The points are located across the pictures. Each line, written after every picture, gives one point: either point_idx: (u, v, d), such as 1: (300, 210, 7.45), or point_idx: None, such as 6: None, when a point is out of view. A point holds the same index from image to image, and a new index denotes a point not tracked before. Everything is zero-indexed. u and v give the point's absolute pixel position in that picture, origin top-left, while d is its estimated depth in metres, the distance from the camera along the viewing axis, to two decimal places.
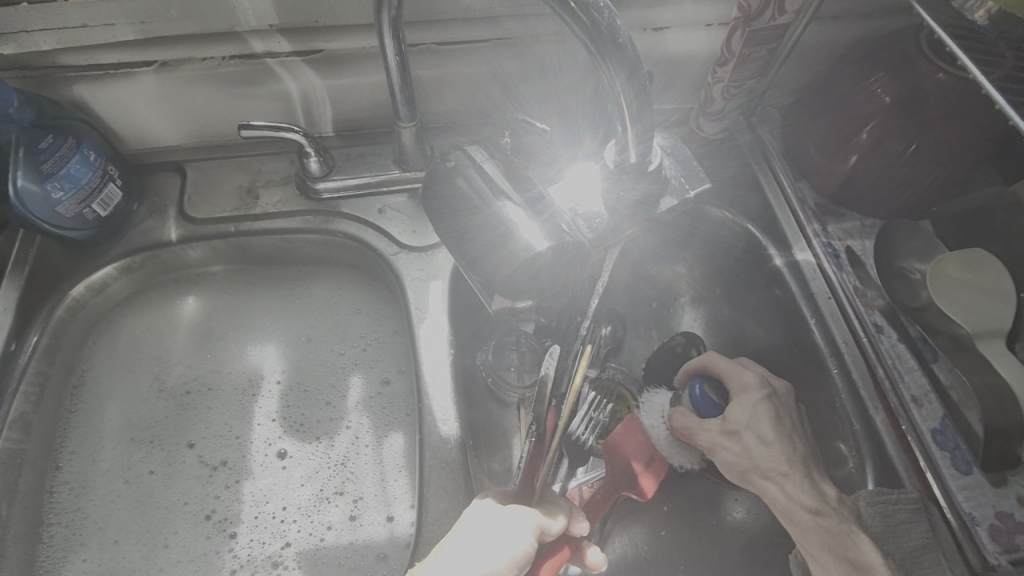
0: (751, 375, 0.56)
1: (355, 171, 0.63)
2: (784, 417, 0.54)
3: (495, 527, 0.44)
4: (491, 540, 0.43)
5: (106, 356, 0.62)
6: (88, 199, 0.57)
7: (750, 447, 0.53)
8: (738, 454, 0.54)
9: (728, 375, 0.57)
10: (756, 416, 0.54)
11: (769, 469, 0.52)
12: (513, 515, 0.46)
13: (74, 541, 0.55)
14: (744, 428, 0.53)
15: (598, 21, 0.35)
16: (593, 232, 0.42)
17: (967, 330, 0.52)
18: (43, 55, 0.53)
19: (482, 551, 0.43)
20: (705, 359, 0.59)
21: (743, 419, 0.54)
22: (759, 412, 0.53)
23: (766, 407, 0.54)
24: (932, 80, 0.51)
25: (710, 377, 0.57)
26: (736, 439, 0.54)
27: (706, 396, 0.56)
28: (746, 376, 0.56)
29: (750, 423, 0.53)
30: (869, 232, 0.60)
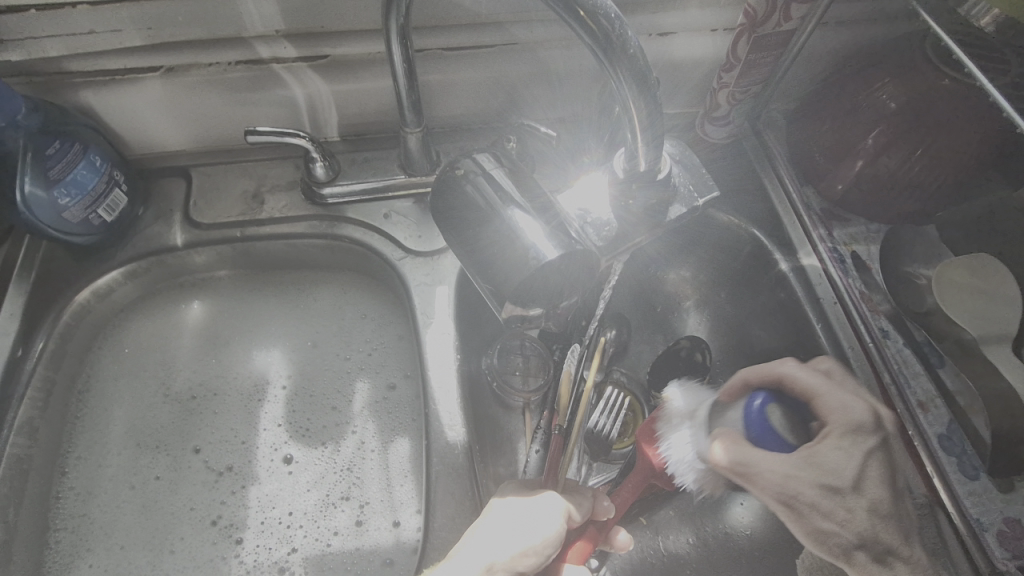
0: (861, 413, 0.43)
1: (360, 177, 0.64)
2: (897, 471, 0.44)
3: (520, 517, 0.45)
4: (517, 531, 0.45)
5: (111, 361, 0.62)
6: (94, 205, 0.57)
7: (854, 508, 0.42)
8: (842, 521, 0.42)
9: (824, 405, 0.43)
10: (866, 468, 0.42)
11: (883, 548, 0.42)
12: (539, 505, 0.47)
13: (80, 547, 0.55)
14: (853, 486, 0.41)
15: (607, 31, 0.35)
16: (602, 241, 0.43)
17: (972, 335, 0.52)
18: (50, 61, 0.53)
19: (508, 540, 0.44)
20: (783, 373, 0.45)
21: (841, 469, 0.41)
22: (870, 467, 0.42)
23: (878, 455, 0.43)
24: (937, 86, 0.51)
25: (787, 396, 0.43)
26: (836, 497, 0.41)
27: (766, 418, 0.42)
28: (852, 412, 0.43)
29: (858, 474, 0.41)
30: (874, 237, 0.60)
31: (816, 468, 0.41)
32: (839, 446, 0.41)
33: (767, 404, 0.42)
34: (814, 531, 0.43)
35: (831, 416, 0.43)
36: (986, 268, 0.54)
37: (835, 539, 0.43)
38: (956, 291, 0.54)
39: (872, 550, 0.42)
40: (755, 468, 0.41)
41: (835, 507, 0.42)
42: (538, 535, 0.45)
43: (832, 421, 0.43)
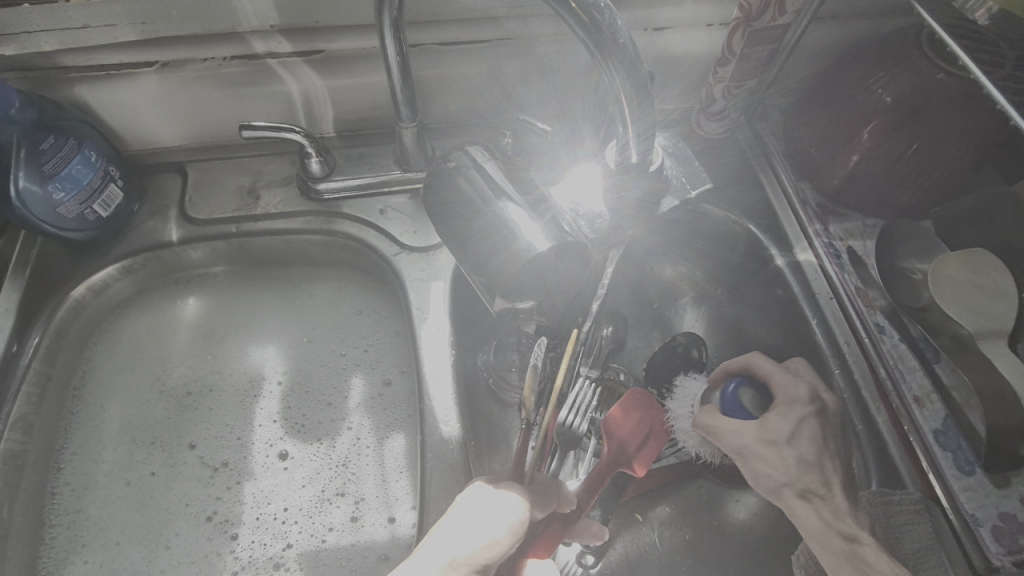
0: (801, 390, 0.52)
1: (356, 172, 0.63)
2: (829, 437, 0.51)
3: (487, 508, 0.45)
4: (478, 521, 0.44)
5: (107, 357, 0.62)
6: (89, 200, 0.57)
7: (785, 456, 0.50)
8: (775, 466, 0.50)
9: (777, 386, 0.53)
10: (799, 429, 0.50)
11: (807, 486, 0.49)
12: (503, 494, 0.47)
13: (75, 542, 0.55)
14: (787, 441, 0.50)
15: (598, 22, 0.34)
16: (594, 233, 0.42)
17: (967, 330, 0.52)
18: (44, 56, 0.53)
19: (468, 530, 0.44)
20: (749, 361, 0.55)
21: (782, 428, 0.51)
22: (804, 429, 0.50)
23: (812, 420, 0.51)
24: (933, 80, 0.51)
25: (754, 380, 0.54)
26: (774, 449, 0.50)
27: (737, 397, 0.53)
28: (795, 390, 0.52)
29: (792, 432, 0.50)
30: (870, 232, 0.60)
31: (763, 428, 0.51)
32: (783, 413, 0.51)
33: (738, 385, 0.54)
34: (757, 477, 0.50)
35: (783, 391, 0.53)
36: (983, 264, 0.54)
37: (770, 481, 0.50)
38: (952, 286, 0.53)
39: (793, 488, 0.49)
40: (721, 428, 0.52)
41: (766, 454, 0.50)
42: (499, 523, 0.45)
43: (780, 396, 0.52)
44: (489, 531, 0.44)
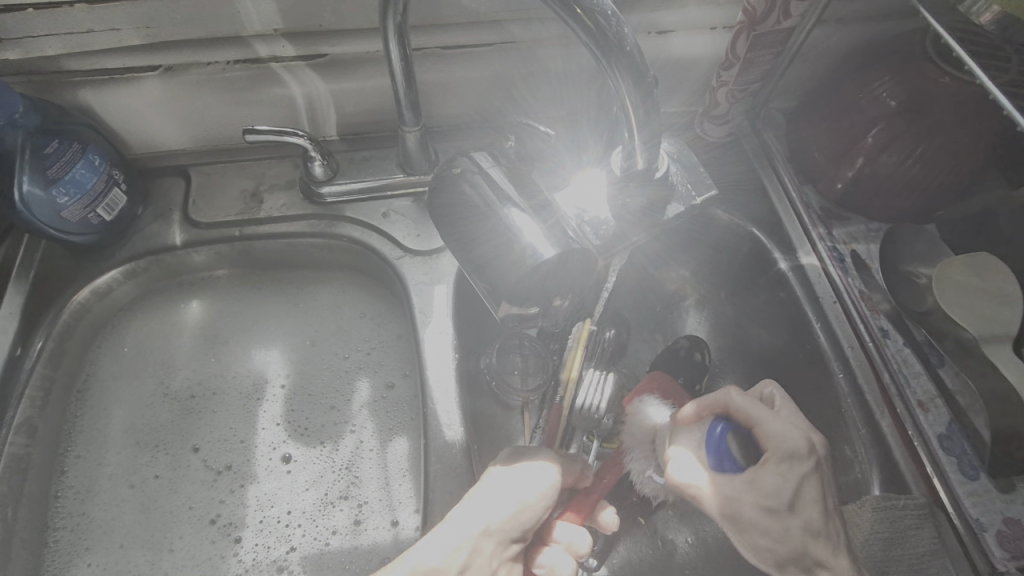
0: (796, 440, 0.44)
1: (359, 175, 0.64)
2: (829, 492, 0.44)
3: (515, 483, 0.48)
4: (507, 489, 0.47)
5: (110, 360, 0.62)
6: (93, 204, 0.57)
7: (790, 527, 0.42)
8: (777, 537, 0.42)
9: (762, 432, 0.45)
10: (802, 490, 0.43)
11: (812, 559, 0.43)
12: (531, 461, 0.50)
13: (79, 546, 0.55)
14: (788, 507, 0.42)
15: (604, 28, 0.34)
16: (598, 239, 0.42)
17: (971, 334, 0.52)
18: (48, 60, 0.53)
19: (496, 495, 0.47)
20: (726, 400, 0.47)
21: (783, 491, 0.42)
22: (807, 487, 0.43)
23: (812, 475, 0.44)
24: (938, 84, 0.51)
25: (735, 424, 0.46)
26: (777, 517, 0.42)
27: (724, 441, 0.45)
28: (791, 439, 0.44)
29: (795, 495, 0.43)
30: (874, 236, 0.60)
31: (756, 492, 0.43)
32: (777, 471, 0.43)
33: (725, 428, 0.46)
34: (753, 545, 0.43)
35: (770, 442, 0.44)
36: (987, 268, 0.54)
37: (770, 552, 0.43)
38: (957, 291, 0.54)
39: (799, 563, 0.43)
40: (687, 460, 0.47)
41: (773, 523, 0.42)
42: (530, 489, 0.48)
43: (772, 447, 0.44)
44: (521, 497, 0.47)
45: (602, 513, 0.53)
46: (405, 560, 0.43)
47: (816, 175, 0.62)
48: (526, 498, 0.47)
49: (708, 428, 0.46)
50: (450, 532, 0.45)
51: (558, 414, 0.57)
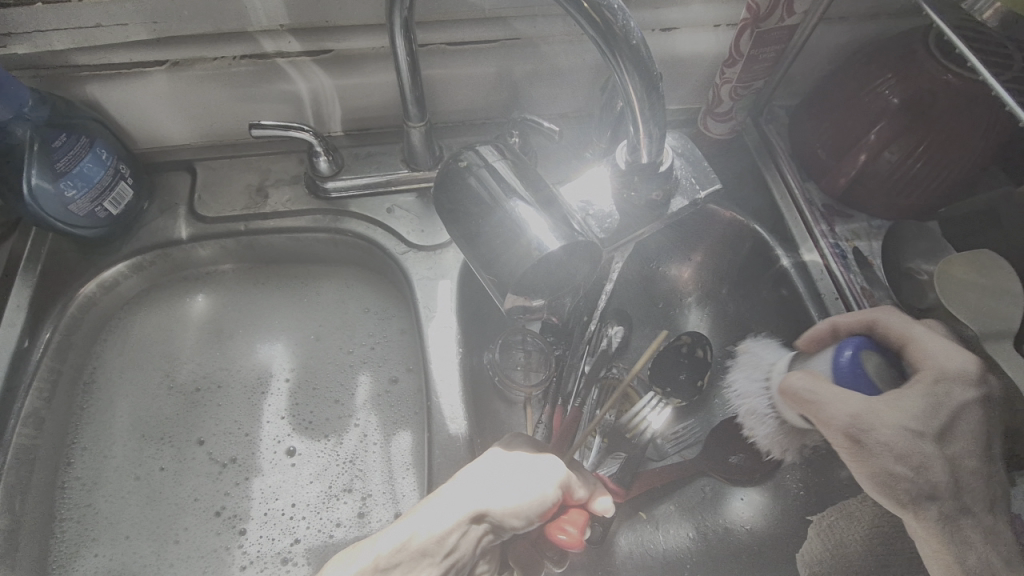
0: (964, 363, 0.45)
1: (363, 171, 0.64)
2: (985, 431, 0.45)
3: (523, 474, 0.48)
4: (505, 481, 0.47)
5: (117, 353, 0.63)
6: (100, 198, 0.57)
7: (932, 455, 0.43)
8: (917, 463, 0.43)
9: (914, 351, 0.46)
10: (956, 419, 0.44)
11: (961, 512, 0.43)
12: (540, 460, 0.50)
13: (85, 536, 0.55)
14: (934, 432, 0.43)
15: (610, 22, 0.35)
16: (604, 232, 0.42)
17: (972, 330, 0.52)
18: (56, 55, 0.54)
19: (493, 484, 0.47)
20: (874, 319, 0.48)
21: (931, 415, 0.43)
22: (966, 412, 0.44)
23: (971, 406, 0.44)
24: (940, 80, 0.51)
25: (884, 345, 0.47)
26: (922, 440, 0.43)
27: (858, 365, 0.44)
28: (953, 363, 0.45)
29: (949, 422, 0.44)
30: (877, 233, 0.61)
31: (900, 408, 0.43)
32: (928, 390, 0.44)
33: (863, 348, 0.45)
34: (881, 470, 0.43)
35: (926, 361, 0.45)
36: (989, 264, 0.54)
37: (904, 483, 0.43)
38: (962, 286, 0.54)
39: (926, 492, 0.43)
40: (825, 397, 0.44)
41: (912, 449, 0.43)
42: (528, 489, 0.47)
43: (928, 366, 0.45)
44: (516, 492, 0.47)
45: (596, 500, 0.51)
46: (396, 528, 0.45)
47: (818, 172, 0.62)
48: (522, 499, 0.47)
49: (834, 354, 0.45)
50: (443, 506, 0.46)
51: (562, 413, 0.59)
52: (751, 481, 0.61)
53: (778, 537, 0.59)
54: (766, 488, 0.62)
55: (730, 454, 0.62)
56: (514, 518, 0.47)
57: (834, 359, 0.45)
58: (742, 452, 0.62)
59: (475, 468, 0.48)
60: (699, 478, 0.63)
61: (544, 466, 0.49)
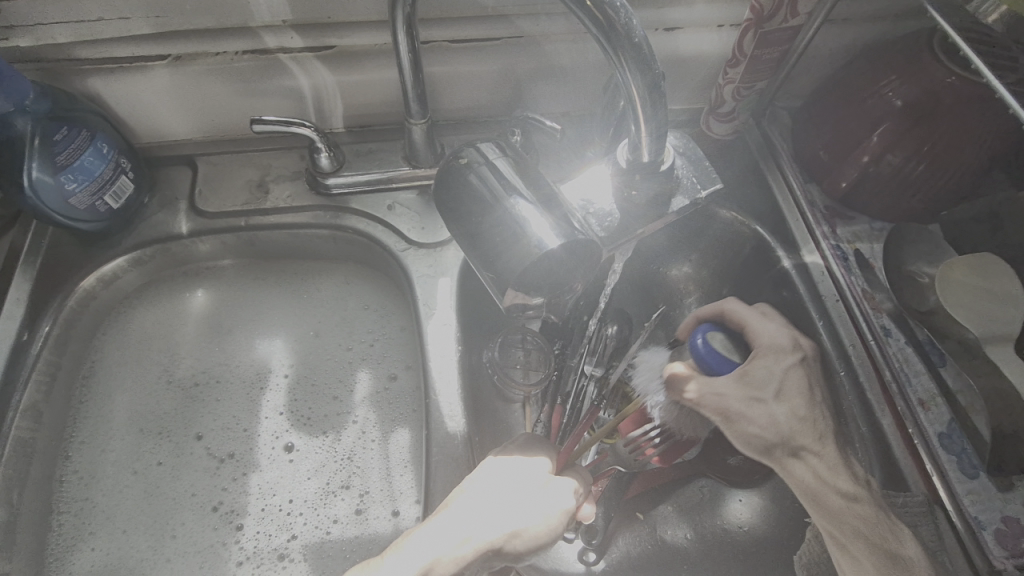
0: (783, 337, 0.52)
1: (365, 167, 0.64)
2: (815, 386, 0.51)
3: (541, 494, 0.48)
4: (512, 513, 0.46)
5: (116, 347, 0.63)
6: (101, 191, 0.57)
7: (777, 415, 0.49)
8: (764, 423, 0.49)
9: (753, 332, 0.53)
10: (784, 383, 0.50)
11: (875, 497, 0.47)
12: (551, 484, 0.49)
13: (83, 530, 0.55)
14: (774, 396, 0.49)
15: (613, 20, 0.35)
16: (604, 230, 0.42)
17: (973, 334, 0.52)
18: (58, 48, 0.54)
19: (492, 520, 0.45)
20: (722, 306, 0.55)
21: (767, 382, 0.50)
22: (789, 378, 0.50)
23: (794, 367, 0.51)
24: (944, 83, 0.51)
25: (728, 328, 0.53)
26: (760, 406, 0.49)
27: (709, 346, 0.50)
28: (773, 338, 0.52)
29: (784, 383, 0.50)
30: (877, 235, 0.60)
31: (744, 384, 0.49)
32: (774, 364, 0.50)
33: (708, 331, 0.50)
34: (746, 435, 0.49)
35: (759, 336, 0.52)
36: (991, 268, 0.54)
37: (757, 439, 0.49)
38: (962, 291, 0.54)
39: (784, 447, 0.49)
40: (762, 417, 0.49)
41: (763, 413, 0.49)
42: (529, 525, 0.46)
43: (760, 344, 0.52)
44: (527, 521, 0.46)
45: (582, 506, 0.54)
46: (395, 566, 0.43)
47: (819, 172, 0.62)
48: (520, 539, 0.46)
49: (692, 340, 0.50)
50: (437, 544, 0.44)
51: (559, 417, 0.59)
52: (749, 483, 0.62)
53: (775, 538, 0.60)
54: (763, 489, 0.62)
55: (728, 455, 0.61)
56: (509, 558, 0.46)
57: (692, 343, 0.50)
58: (740, 453, 0.61)
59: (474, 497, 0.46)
60: (697, 479, 0.63)
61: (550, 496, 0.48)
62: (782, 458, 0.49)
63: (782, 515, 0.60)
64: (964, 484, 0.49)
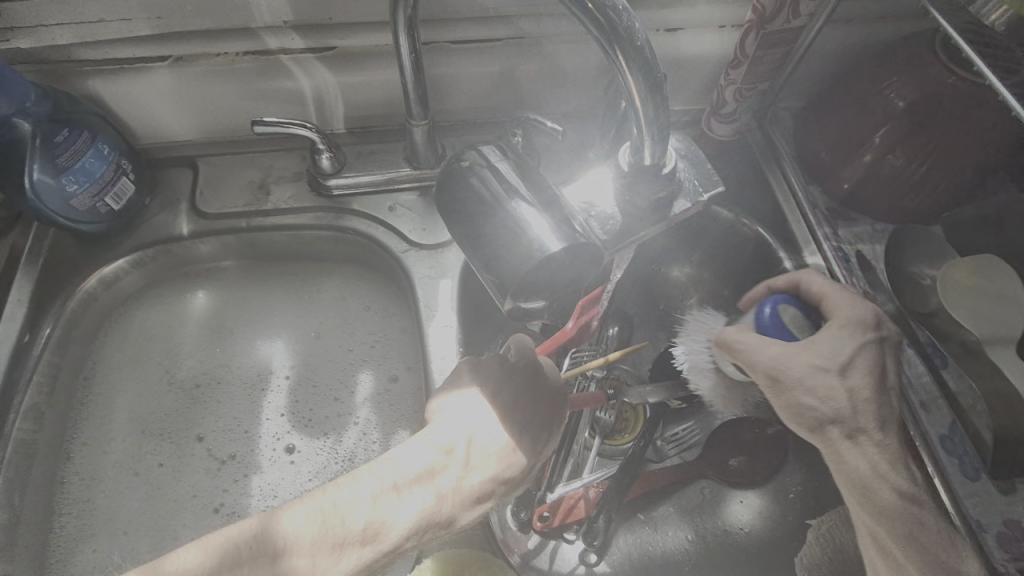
0: (864, 312, 0.46)
1: (366, 169, 0.64)
2: (888, 371, 0.46)
3: (492, 436, 0.50)
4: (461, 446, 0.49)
5: (117, 349, 0.63)
6: (102, 193, 0.57)
7: (835, 386, 0.44)
8: (823, 397, 0.44)
9: (832, 305, 0.47)
10: (857, 355, 0.44)
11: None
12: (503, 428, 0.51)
13: (84, 531, 0.55)
14: (839, 367, 0.44)
15: (615, 23, 0.35)
16: (606, 234, 0.41)
17: (976, 335, 0.53)
18: (59, 50, 0.53)
19: (457, 440, 0.49)
20: (797, 278, 0.49)
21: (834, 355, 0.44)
22: (861, 355, 0.44)
23: (868, 348, 0.45)
24: (947, 85, 0.50)
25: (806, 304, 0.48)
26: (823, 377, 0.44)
27: (778, 317, 0.45)
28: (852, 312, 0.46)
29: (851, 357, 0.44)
30: (879, 237, 0.60)
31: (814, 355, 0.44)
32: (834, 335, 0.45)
33: (779, 301, 0.46)
34: (794, 404, 0.44)
35: (839, 311, 0.46)
36: (994, 271, 0.54)
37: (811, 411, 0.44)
38: (962, 293, 0.54)
39: (840, 425, 0.44)
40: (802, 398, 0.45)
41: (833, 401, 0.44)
42: (479, 454, 0.50)
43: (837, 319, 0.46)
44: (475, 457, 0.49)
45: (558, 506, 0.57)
46: (383, 475, 0.46)
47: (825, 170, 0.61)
48: (497, 453, 0.50)
49: (756, 309, 0.46)
50: (415, 457, 0.48)
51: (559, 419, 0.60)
52: (750, 485, 0.62)
53: (776, 539, 0.60)
54: (764, 491, 0.62)
55: (729, 456, 0.63)
56: (498, 474, 0.49)
57: (756, 315, 0.46)
58: (740, 455, 0.63)
59: (434, 432, 0.49)
60: (699, 480, 0.63)
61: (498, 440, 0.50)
62: (833, 433, 0.45)
63: (783, 517, 0.61)
64: (964, 487, 0.49)
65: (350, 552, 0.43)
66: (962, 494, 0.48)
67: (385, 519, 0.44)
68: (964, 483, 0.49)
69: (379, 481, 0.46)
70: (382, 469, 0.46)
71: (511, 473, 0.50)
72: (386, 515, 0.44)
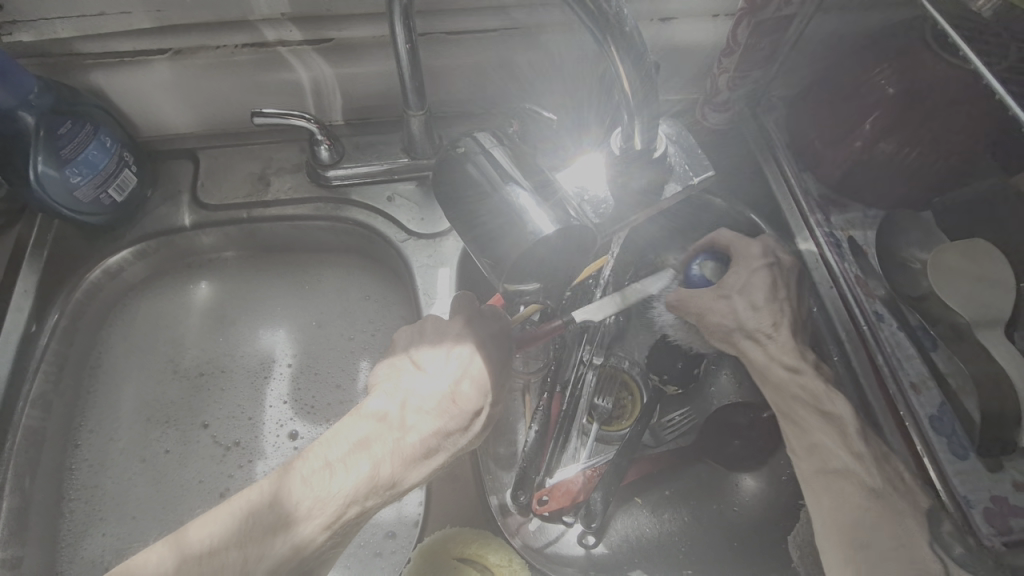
0: (758, 246, 0.60)
1: (364, 159, 0.65)
2: (780, 288, 0.58)
3: (459, 369, 0.50)
4: (431, 382, 0.50)
5: (121, 339, 0.64)
6: (105, 185, 0.58)
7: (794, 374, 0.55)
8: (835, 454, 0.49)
9: (739, 248, 0.61)
10: (749, 282, 0.58)
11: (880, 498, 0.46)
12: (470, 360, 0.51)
13: (94, 516, 0.57)
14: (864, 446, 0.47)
15: (603, 9, 0.35)
16: (598, 217, 0.43)
17: (965, 318, 0.52)
18: (60, 43, 0.54)
19: (427, 382, 0.50)
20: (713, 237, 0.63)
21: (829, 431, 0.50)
22: (755, 279, 0.58)
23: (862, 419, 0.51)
24: (935, 72, 0.51)
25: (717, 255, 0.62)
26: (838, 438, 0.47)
27: (700, 273, 0.61)
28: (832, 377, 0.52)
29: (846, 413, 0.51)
30: (871, 222, 0.61)
31: None
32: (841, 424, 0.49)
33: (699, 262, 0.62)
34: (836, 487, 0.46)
35: (742, 251, 0.60)
36: (978, 252, 0.54)
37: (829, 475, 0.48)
38: (951, 274, 0.54)
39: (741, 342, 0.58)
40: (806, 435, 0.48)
41: None
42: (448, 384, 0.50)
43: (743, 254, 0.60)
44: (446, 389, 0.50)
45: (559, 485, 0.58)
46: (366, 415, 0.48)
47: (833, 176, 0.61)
48: (472, 379, 0.50)
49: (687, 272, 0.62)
50: (403, 393, 0.50)
51: (557, 408, 0.61)
52: (744, 467, 0.63)
53: (769, 519, 0.61)
54: (759, 473, 0.63)
55: (725, 440, 0.64)
56: (471, 399, 0.50)
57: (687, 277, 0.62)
58: (736, 438, 0.64)
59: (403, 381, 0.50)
60: (695, 464, 0.64)
61: (461, 369, 0.50)
62: None
63: (777, 499, 0.62)
64: (950, 466, 0.50)
65: (331, 504, 0.44)
66: (950, 472, 0.50)
67: (364, 474, 0.45)
68: (951, 462, 0.50)
69: (365, 426, 0.47)
70: (366, 416, 0.48)
71: (484, 400, 0.50)
72: (364, 463, 0.45)
